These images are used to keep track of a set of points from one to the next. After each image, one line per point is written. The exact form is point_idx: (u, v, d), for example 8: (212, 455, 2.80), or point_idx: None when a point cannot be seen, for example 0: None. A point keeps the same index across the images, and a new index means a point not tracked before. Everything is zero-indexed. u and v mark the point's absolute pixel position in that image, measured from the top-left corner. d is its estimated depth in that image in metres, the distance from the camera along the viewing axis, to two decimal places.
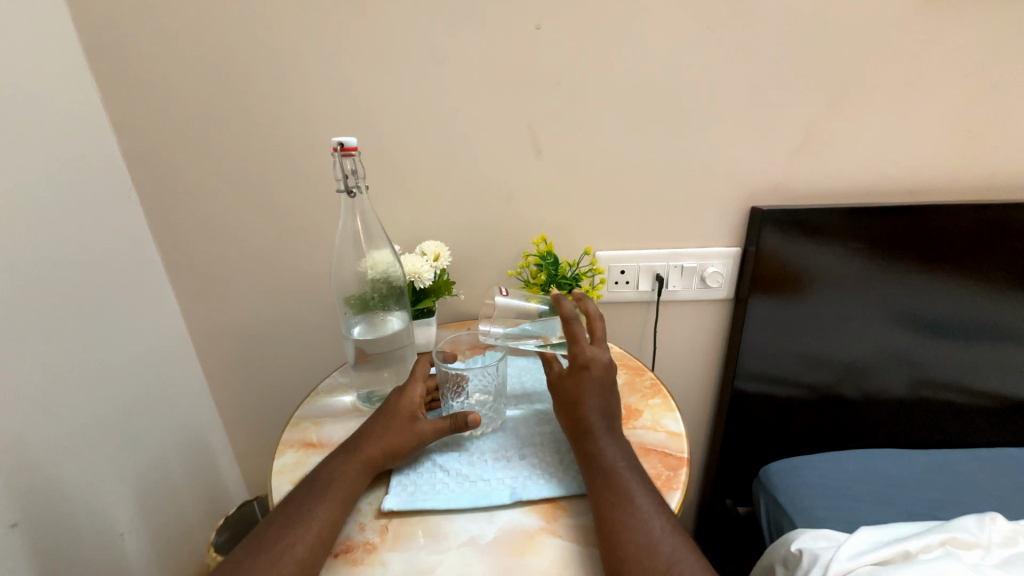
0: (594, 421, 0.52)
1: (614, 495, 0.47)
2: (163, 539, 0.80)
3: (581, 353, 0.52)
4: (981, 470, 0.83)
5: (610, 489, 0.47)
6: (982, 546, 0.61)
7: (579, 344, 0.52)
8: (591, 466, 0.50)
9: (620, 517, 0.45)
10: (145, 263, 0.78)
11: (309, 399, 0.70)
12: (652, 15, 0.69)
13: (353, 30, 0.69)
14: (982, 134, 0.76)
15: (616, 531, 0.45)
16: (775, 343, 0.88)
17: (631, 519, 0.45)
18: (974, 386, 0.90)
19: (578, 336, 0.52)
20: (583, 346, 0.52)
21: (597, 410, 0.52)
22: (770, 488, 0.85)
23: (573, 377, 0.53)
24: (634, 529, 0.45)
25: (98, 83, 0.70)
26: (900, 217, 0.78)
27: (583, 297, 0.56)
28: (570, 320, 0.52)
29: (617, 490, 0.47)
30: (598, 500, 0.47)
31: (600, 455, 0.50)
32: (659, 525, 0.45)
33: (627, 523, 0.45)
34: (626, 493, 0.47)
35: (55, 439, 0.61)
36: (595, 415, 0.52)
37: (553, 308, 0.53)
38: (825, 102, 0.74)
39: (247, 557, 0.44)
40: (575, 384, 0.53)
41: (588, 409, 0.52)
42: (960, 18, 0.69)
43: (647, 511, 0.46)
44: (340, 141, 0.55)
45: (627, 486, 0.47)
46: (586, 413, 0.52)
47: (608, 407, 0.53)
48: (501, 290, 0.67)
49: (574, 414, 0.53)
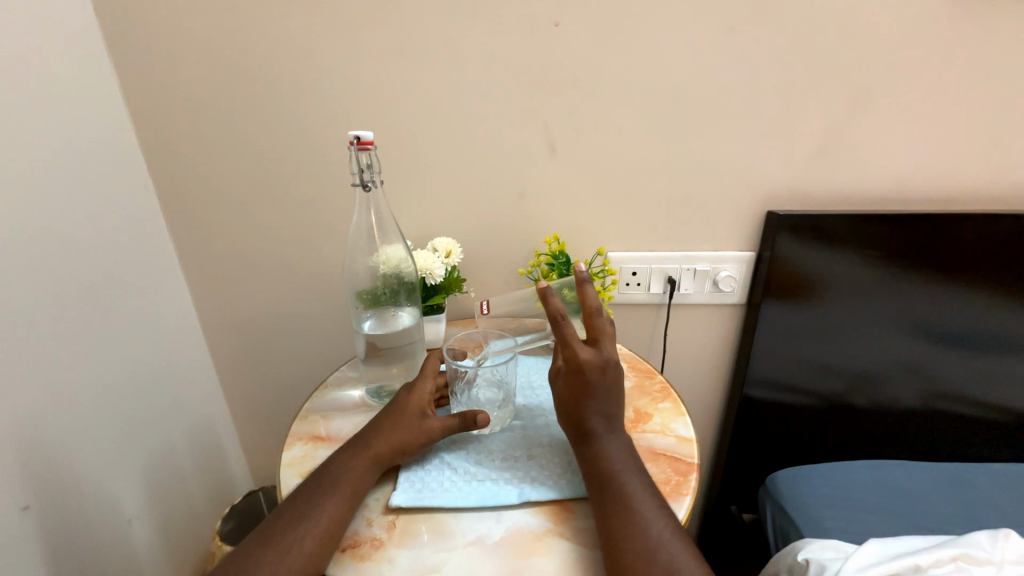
0: (594, 422, 0.51)
1: (615, 500, 0.47)
2: (170, 527, 0.81)
3: (576, 356, 0.51)
4: (994, 484, 0.81)
5: (611, 494, 0.47)
6: (994, 564, 0.59)
7: (572, 346, 0.51)
8: (592, 469, 0.49)
9: (619, 524, 0.45)
10: (158, 252, 0.79)
11: (318, 391, 0.70)
12: (673, 13, 0.68)
13: (370, 22, 0.69)
14: (1008, 143, 0.75)
15: (616, 538, 0.44)
16: (787, 349, 0.87)
17: (632, 526, 0.45)
18: (986, 399, 0.89)
19: (570, 336, 0.51)
20: (576, 347, 0.51)
21: (598, 412, 0.52)
22: (777, 496, 0.84)
23: (570, 378, 0.52)
24: (633, 535, 0.44)
25: (116, 72, 0.71)
26: (919, 225, 0.76)
27: (584, 280, 0.54)
28: (559, 320, 0.51)
29: (617, 496, 0.47)
30: (600, 505, 0.47)
31: (600, 458, 0.50)
32: (661, 530, 0.45)
33: (627, 530, 0.44)
34: (628, 497, 0.47)
35: (65, 422, 0.61)
36: (596, 418, 0.52)
37: (541, 306, 0.53)
38: (847, 104, 0.73)
39: (255, 550, 0.45)
40: (572, 385, 0.52)
41: (587, 411, 0.52)
42: (989, 23, 0.67)
43: (648, 517, 0.45)
44: (356, 134, 0.55)
45: (628, 491, 0.47)
46: (586, 415, 0.52)
47: (608, 410, 0.52)
48: (484, 306, 0.65)
49: (573, 416, 0.52)
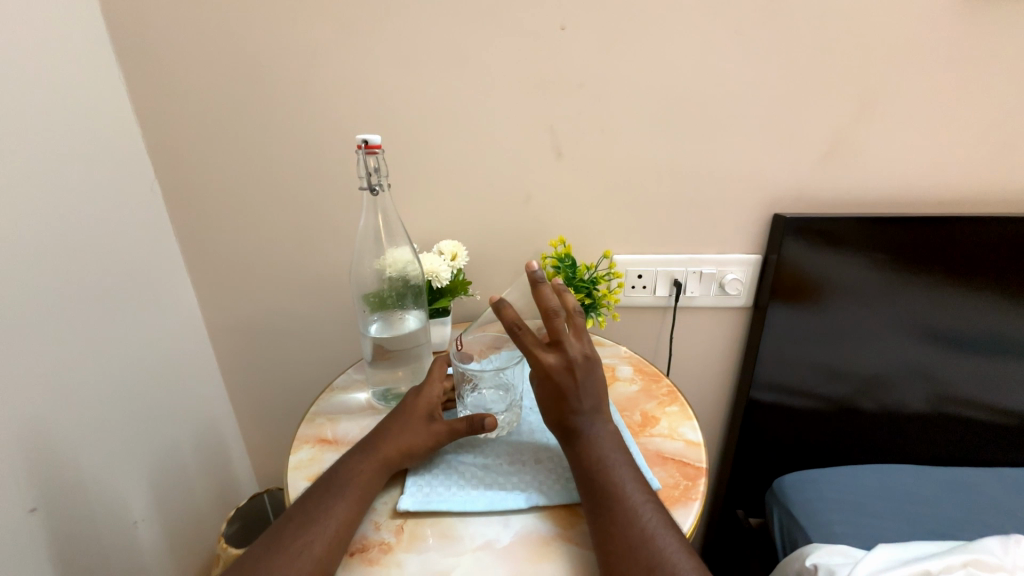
0: (575, 421, 0.51)
1: (603, 500, 0.46)
2: (176, 529, 0.81)
3: (541, 363, 0.49)
4: (1006, 489, 0.80)
5: (603, 490, 0.47)
6: (1006, 569, 0.58)
7: (534, 354, 0.49)
8: (582, 466, 0.49)
9: (603, 526, 0.45)
10: (164, 253, 0.79)
11: (323, 394, 0.70)
12: (680, 16, 0.68)
13: (376, 26, 0.69)
14: (1015, 147, 0.74)
15: (607, 535, 0.44)
16: (792, 353, 0.86)
17: (616, 527, 0.44)
18: (997, 404, 0.88)
19: (528, 344, 0.50)
20: (537, 354, 0.49)
21: (579, 412, 0.51)
22: (784, 500, 0.84)
23: (543, 384, 0.51)
24: (614, 537, 0.44)
25: (124, 77, 0.71)
26: (926, 227, 0.76)
27: (539, 280, 0.50)
28: (517, 330, 0.50)
29: (601, 497, 0.47)
30: (588, 506, 0.47)
31: (589, 456, 0.49)
32: (654, 521, 0.45)
33: (614, 529, 0.44)
34: (620, 492, 0.46)
35: (71, 424, 0.61)
36: (577, 418, 0.51)
37: (497, 318, 0.51)
38: (854, 108, 0.73)
39: (264, 551, 0.44)
40: (546, 390, 0.51)
41: (566, 414, 0.51)
42: (997, 26, 0.67)
43: (635, 515, 0.45)
44: (364, 138, 0.55)
45: (614, 491, 0.47)
46: (567, 418, 0.51)
47: (589, 408, 0.51)
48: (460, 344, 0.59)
49: (555, 420, 0.52)
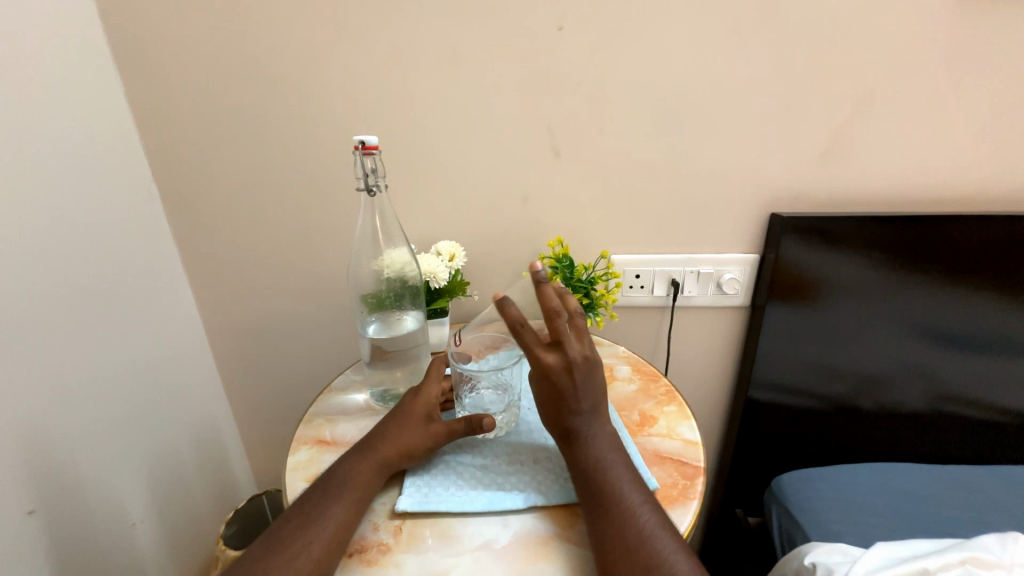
0: (574, 421, 0.51)
1: (601, 501, 0.46)
2: (174, 531, 0.81)
3: (541, 363, 0.49)
4: (1003, 487, 0.81)
5: (602, 491, 0.47)
6: (1004, 567, 0.58)
7: (535, 354, 0.49)
8: (580, 467, 0.49)
9: (601, 526, 0.45)
10: (162, 254, 0.79)
11: (321, 396, 0.70)
12: (677, 16, 0.68)
13: (374, 27, 0.69)
14: (1012, 146, 0.75)
15: (605, 535, 0.44)
16: (791, 352, 0.86)
17: (614, 527, 0.44)
18: (994, 402, 0.89)
19: (529, 343, 0.49)
20: (538, 354, 0.49)
21: (578, 413, 0.51)
22: (783, 499, 0.84)
23: (542, 383, 0.51)
24: (612, 537, 0.44)
25: (121, 78, 0.71)
26: (924, 226, 0.76)
27: (542, 280, 0.49)
28: (518, 329, 0.50)
29: (599, 497, 0.47)
30: (586, 506, 0.47)
31: (587, 455, 0.50)
32: (652, 521, 0.45)
33: (613, 528, 0.44)
34: (618, 492, 0.47)
35: (70, 426, 0.61)
36: (576, 418, 0.51)
37: (500, 316, 0.50)
38: (851, 108, 0.73)
39: (263, 552, 0.44)
40: (545, 389, 0.51)
41: (565, 414, 0.51)
42: (992, 26, 0.68)
43: (633, 515, 0.45)
44: (362, 139, 0.55)
45: (612, 491, 0.47)
46: (566, 418, 0.51)
47: (588, 409, 0.51)
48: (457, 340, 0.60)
49: (554, 419, 0.52)
